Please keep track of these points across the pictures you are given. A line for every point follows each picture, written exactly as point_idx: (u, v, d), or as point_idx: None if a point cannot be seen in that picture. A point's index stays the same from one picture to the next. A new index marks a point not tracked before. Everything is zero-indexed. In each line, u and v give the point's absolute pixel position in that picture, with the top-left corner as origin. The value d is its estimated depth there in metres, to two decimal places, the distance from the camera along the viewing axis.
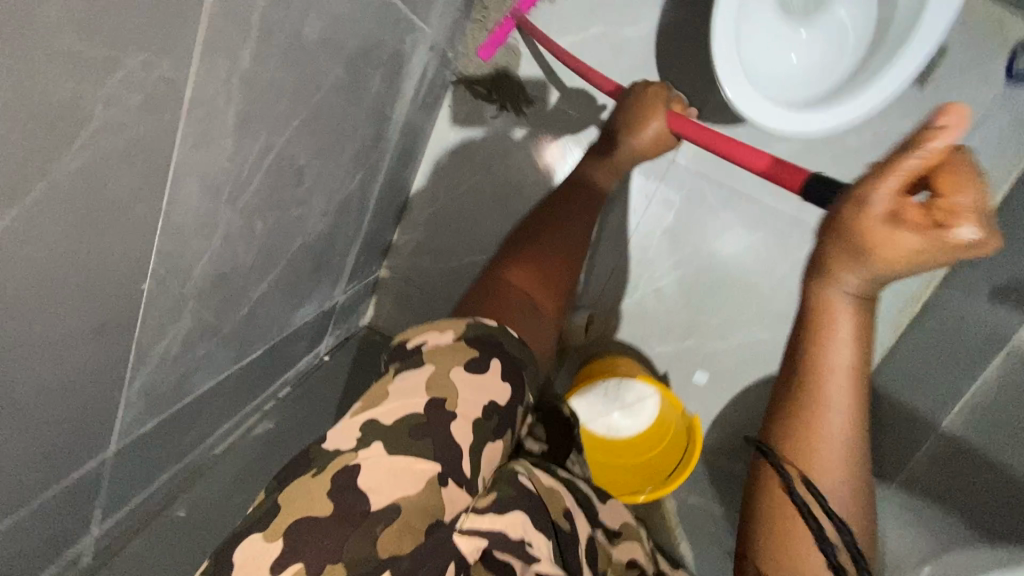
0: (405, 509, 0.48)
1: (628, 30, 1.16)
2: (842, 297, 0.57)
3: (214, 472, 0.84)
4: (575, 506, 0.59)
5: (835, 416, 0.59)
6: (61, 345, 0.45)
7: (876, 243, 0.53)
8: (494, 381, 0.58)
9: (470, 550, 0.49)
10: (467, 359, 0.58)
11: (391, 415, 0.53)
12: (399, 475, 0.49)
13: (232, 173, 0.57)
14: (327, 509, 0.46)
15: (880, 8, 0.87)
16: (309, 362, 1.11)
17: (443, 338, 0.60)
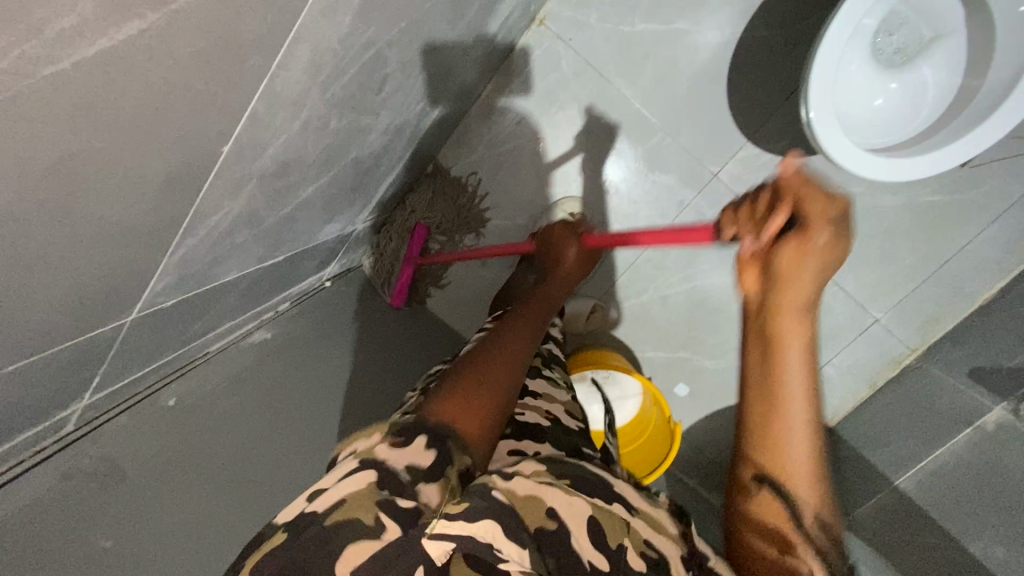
0: (348, 500, 0.43)
1: (710, 33, 1.14)
2: (792, 325, 0.53)
3: (206, 373, 0.79)
4: (557, 497, 0.50)
5: (795, 429, 0.51)
6: (135, 187, 0.40)
7: (789, 270, 0.54)
8: (420, 443, 0.49)
9: (440, 555, 0.43)
10: (391, 438, 0.49)
11: (331, 476, 0.46)
12: (340, 495, 0.43)
13: (336, 56, 0.53)
14: (279, 545, 0.41)
15: (966, 80, 0.90)
16: (312, 284, 1.07)
17: (365, 437, 0.50)
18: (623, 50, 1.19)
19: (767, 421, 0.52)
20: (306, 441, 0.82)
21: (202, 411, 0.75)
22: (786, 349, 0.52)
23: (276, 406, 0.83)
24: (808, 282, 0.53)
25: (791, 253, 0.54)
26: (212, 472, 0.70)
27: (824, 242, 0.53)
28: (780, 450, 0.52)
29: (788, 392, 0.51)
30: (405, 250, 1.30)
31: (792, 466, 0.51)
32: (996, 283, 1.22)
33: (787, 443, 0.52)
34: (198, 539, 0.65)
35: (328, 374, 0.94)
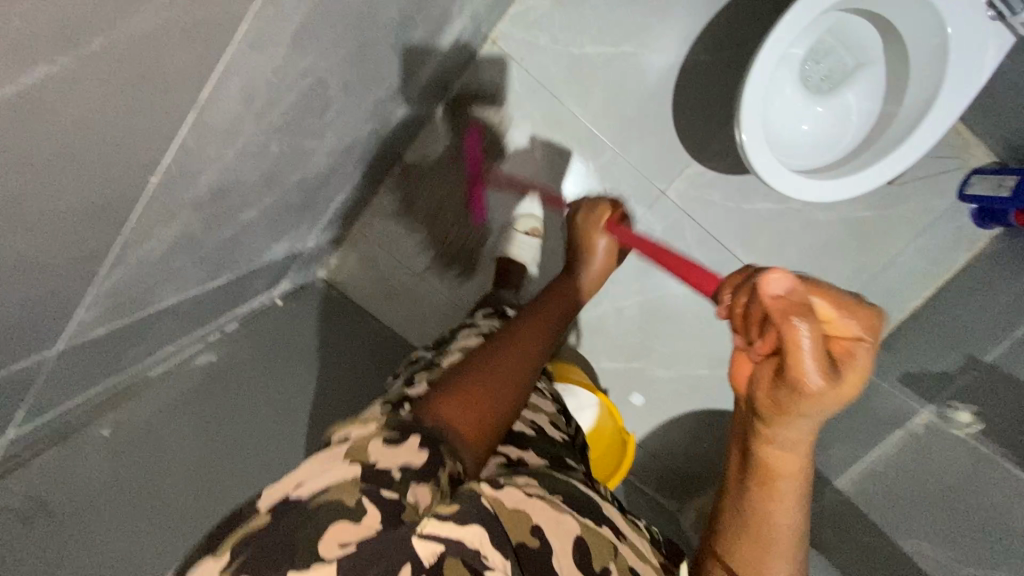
0: (333, 488, 0.44)
1: (655, 57, 1.19)
2: (775, 456, 0.49)
3: (143, 398, 0.77)
4: (545, 516, 0.52)
5: (773, 541, 0.51)
6: (54, 222, 0.40)
7: (778, 414, 0.47)
8: (413, 443, 0.51)
9: (429, 555, 0.43)
10: (388, 435, 0.50)
11: (323, 460, 0.47)
12: (330, 478, 0.45)
13: (272, 86, 0.53)
14: (264, 524, 0.42)
15: (885, 104, 0.96)
16: (261, 303, 1.05)
17: (364, 429, 0.51)
18: (573, 70, 1.22)
19: (742, 535, 0.52)
20: (254, 462, 0.82)
21: (138, 438, 0.73)
22: (770, 476, 0.50)
23: (220, 427, 0.82)
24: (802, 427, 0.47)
25: (776, 395, 0.46)
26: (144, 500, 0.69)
27: (826, 387, 0.43)
28: (753, 559, 0.52)
29: (767, 511, 0.51)
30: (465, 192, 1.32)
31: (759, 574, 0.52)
32: (921, 292, 1.31)
33: (760, 560, 0.52)
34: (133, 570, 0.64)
35: (275, 391, 0.93)
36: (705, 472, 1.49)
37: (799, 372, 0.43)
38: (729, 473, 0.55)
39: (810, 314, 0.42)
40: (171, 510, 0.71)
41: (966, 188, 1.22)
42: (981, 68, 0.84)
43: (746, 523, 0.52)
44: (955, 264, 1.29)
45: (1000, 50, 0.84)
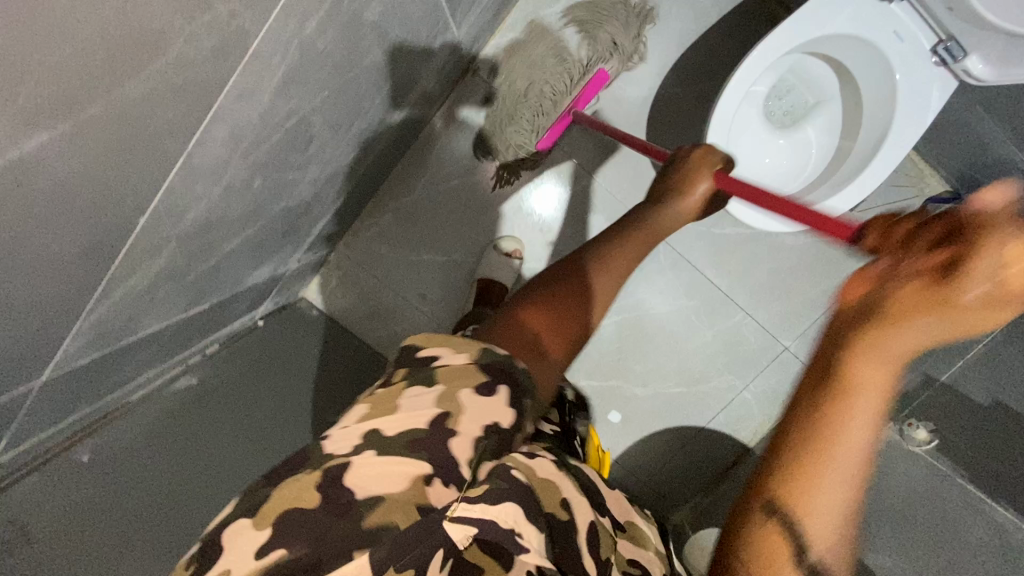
0: (388, 500, 0.47)
1: (631, 89, 1.25)
2: (882, 363, 0.44)
3: (123, 424, 0.78)
4: (571, 495, 0.60)
5: (847, 465, 0.43)
6: (47, 264, 0.42)
7: (914, 312, 0.44)
8: (499, 405, 0.55)
9: (462, 538, 0.46)
10: (478, 383, 0.56)
11: (392, 424, 0.51)
12: (386, 473, 0.48)
13: (257, 128, 0.56)
14: (313, 502, 0.46)
15: (842, 140, 1.02)
16: (244, 324, 1.07)
17: (455, 359, 0.57)
18: None
19: (813, 445, 0.43)
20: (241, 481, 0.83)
21: (117, 463, 0.74)
22: (868, 385, 0.43)
23: (204, 449, 0.83)
24: (933, 337, 0.44)
25: (929, 295, 0.44)
26: (126, 522, 0.70)
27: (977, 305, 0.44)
28: (804, 487, 0.43)
29: (855, 422, 0.43)
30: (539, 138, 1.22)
31: (812, 507, 0.43)
32: None
33: (814, 492, 0.43)
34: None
35: (259, 409, 0.95)
36: (684, 488, 1.50)
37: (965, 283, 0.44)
38: (801, 385, 0.47)
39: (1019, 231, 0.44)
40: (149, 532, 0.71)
41: None
42: (928, 108, 0.88)
43: (826, 434, 0.43)
44: None
45: (944, 92, 0.88)
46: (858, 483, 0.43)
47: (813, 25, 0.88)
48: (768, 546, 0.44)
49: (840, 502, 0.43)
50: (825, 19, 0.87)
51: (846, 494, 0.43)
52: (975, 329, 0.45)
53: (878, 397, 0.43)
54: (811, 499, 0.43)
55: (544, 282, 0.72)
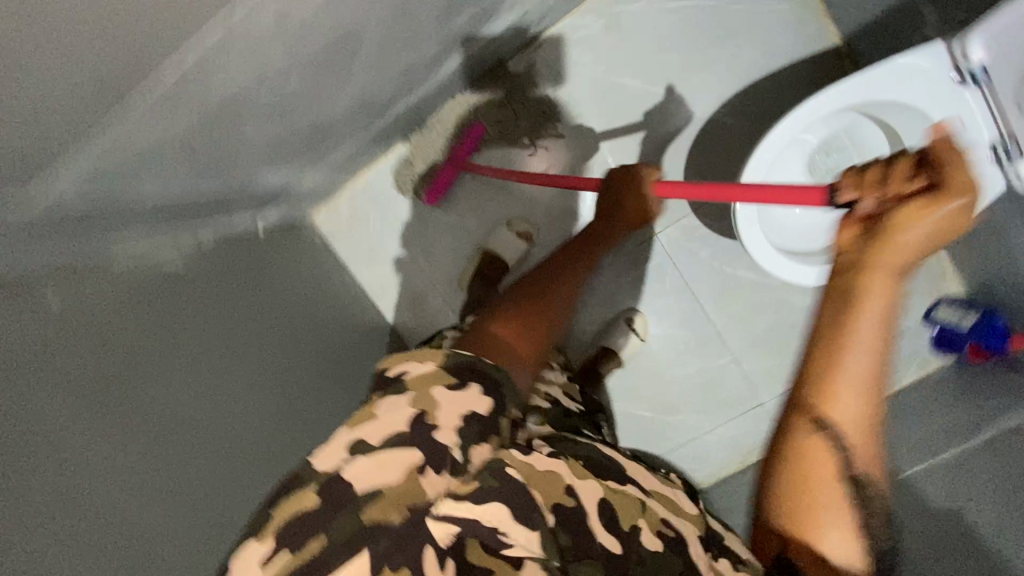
0: (385, 492, 0.46)
1: (685, 107, 1.23)
2: (886, 276, 0.54)
3: (145, 326, 0.76)
4: (575, 478, 0.59)
5: (865, 363, 0.52)
6: (46, 52, 0.41)
7: (897, 232, 0.56)
8: (473, 396, 0.54)
9: (442, 535, 0.46)
10: (450, 381, 0.54)
11: (375, 434, 0.49)
12: (377, 470, 0.47)
13: (305, 19, 0.55)
14: (313, 505, 0.45)
15: None
16: (246, 225, 1.08)
17: (421, 365, 0.54)
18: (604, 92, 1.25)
19: (836, 354, 0.53)
20: (280, 421, 0.93)
21: (157, 380, 0.74)
22: (875, 296, 0.53)
23: (232, 378, 0.87)
24: (916, 250, 0.56)
25: (904, 213, 0.56)
26: (179, 431, 0.74)
27: (948, 210, 0.55)
28: (833, 402, 0.53)
29: (867, 331, 0.52)
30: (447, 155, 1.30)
31: (844, 418, 0.52)
32: None
33: (840, 408, 0.52)
34: (211, 517, 0.74)
35: (260, 324, 0.99)
36: None
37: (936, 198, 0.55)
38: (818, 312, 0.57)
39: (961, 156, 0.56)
40: (105, 402, 0.66)
41: (931, 313, 1.31)
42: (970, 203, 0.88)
43: (844, 345, 0.53)
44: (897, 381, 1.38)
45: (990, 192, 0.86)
46: (876, 379, 0.53)
47: (883, 86, 0.87)
48: (816, 441, 0.53)
49: (862, 411, 0.53)
50: (894, 84, 0.87)
51: (867, 384, 0.52)
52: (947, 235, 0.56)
53: (883, 302, 0.53)
54: (836, 396, 0.53)
55: (512, 297, 0.71)
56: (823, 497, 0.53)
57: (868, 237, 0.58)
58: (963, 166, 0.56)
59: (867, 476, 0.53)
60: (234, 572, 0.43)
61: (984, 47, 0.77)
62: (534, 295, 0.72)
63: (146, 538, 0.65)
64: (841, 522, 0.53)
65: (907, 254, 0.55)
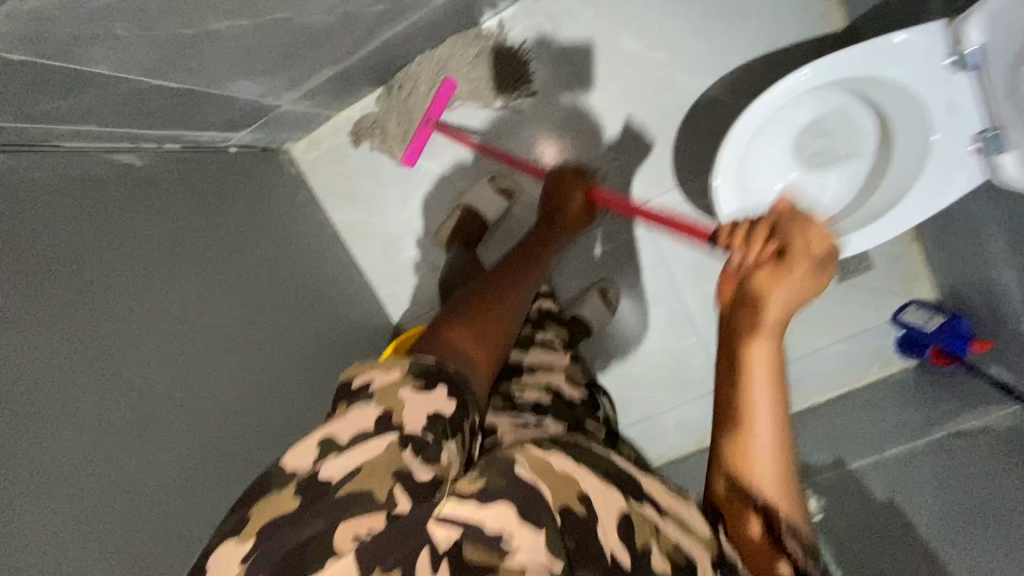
0: (365, 468, 0.52)
1: (680, 79, 1.22)
2: (767, 333, 0.60)
3: (89, 220, 0.77)
4: (593, 486, 0.55)
5: (762, 417, 0.58)
6: None
7: (765, 293, 0.62)
8: (439, 399, 0.60)
9: (443, 540, 0.47)
10: (415, 384, 0.60)
11: (344, 432, 0.55)
12: (352, 468, 0.52)
13: None
14: (288, 508, 0.50)
15: (856, 198, 1.00)
16: (212, 140, 1.06)
17: (389, 373, 0.61)
18: (601, 54, 1.22)
19: (738, 412, 0.59)
20: (228, 336, 0.92)
21: (103, 279, 0.77)
22: (758, 355, 0.59)
23: (187, 288, 0.89)
24: (788, 306, 0.62)
25: (771, 274, 0.63)
26: (125, 326, 0.77)
27: (805, 268, 0.63)
28: (746, 453, 0.58)
29: (756, 388, 0.58)
30: (422, 112, 1.23)
31: (756, 464, 0.57)
32: (835, 391, 1.41)
33: (751, 428, 0.58)
34: (158, 414, 0.77)
35: (218, 248, 0.99)
36: None
37: (793, 257, 0.63)
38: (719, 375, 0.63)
39: (804, 218, 0.66)
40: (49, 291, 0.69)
41: (899, 313, 1.30)
42: (944, 196, 0.87)
43: (739, 400, 0.59)
44: (857, 381, 1.39)
45: (967, 185, 0.87)
46: (776, 425, 0.58)
47: (880, 62, 0.85)
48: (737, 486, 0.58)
49: (772, 454, 0.58)
50: (891, 61, 0.84)
51: (770, 430, 0.58)
52: (813, 287, 0.64)
53: (767, 359, 0.59)
54: (747, 448, 0.58)
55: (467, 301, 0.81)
56: (751, 531, 0.57)
57: (740, 299, 0.64)
58: (809, 223, 0.65)
59: (787, 509, 0.57)
60: (216, 572, 0.48)
61: (981, 27, 0.76)
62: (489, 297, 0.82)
63: (70, 418, 0.67)
64: (771, 554, 0.56)
65: (781, 312, 0.62)
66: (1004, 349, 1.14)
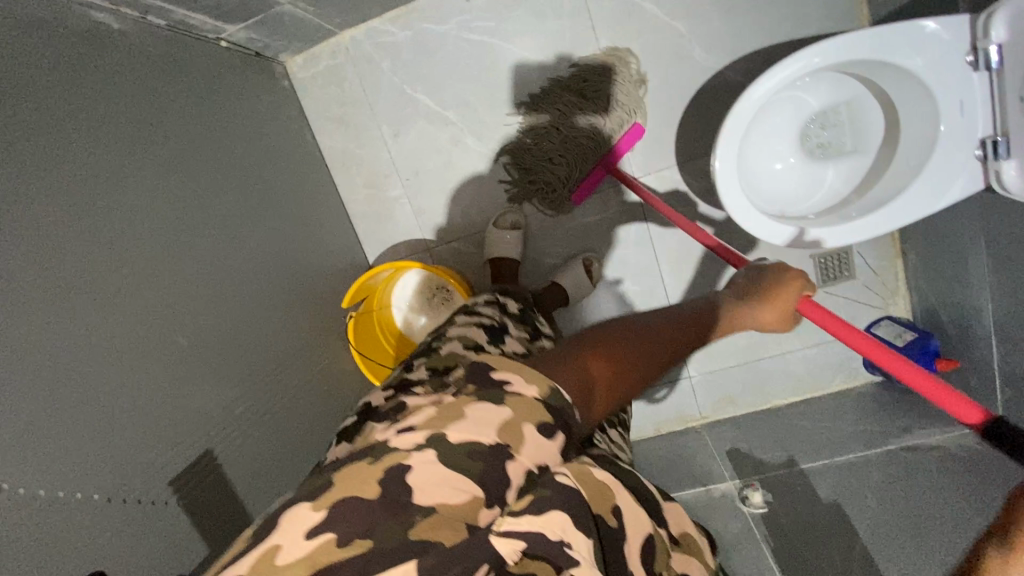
0: (447, 506, 0.45)
1: (699, 54, 1.19)
2: None
3: (55, 58, 0.70)
4: (625, 503, 0.56)
5: None
6: None
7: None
8: (552, 448, 0.52)
9: (511, 552, 0.44)
10: (540, 421, 0.52)
11: (459, 433, 0.49)
12: (446, 485, 0.46)
13: None
14: (373, 494, 0.44)
15: (852, 191, 0.99)
16: (201, 24, 1.00)
17: (526, 387, 0.55)
18: (624, 15, 1.18)
19: None
20: (194, 219, 0.86)
21: (72, 128, 0.70)
22: None
23: (158, 164, 0.82)
24: None
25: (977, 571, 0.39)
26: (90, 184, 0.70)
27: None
28: None
29: None
30: (596, 160, 1.22)
31: None
32: (797, 394, 1.41)
33: None
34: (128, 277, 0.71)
35: (195, 133, 0.93)
36: None
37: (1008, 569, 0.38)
38: None
39: None
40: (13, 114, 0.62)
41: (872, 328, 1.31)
42: (941, 195, 0.87)
43: None
44: (822, 387, 1.40)
45: (963, 190, 0.87)
46: None
47: (898, 50, 0.83)
48: None
49: None
50: (909, 49, 0.82)
51: None
52: None
53: None
54: None
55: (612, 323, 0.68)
56: None
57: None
58: None
59: None
60: (282, 531, 0.43)
61: (1007, 25, 0.74)
62: (635, 328, 0.68)
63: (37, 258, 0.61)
64: None
65: None
66: (966, 370, 1.15)
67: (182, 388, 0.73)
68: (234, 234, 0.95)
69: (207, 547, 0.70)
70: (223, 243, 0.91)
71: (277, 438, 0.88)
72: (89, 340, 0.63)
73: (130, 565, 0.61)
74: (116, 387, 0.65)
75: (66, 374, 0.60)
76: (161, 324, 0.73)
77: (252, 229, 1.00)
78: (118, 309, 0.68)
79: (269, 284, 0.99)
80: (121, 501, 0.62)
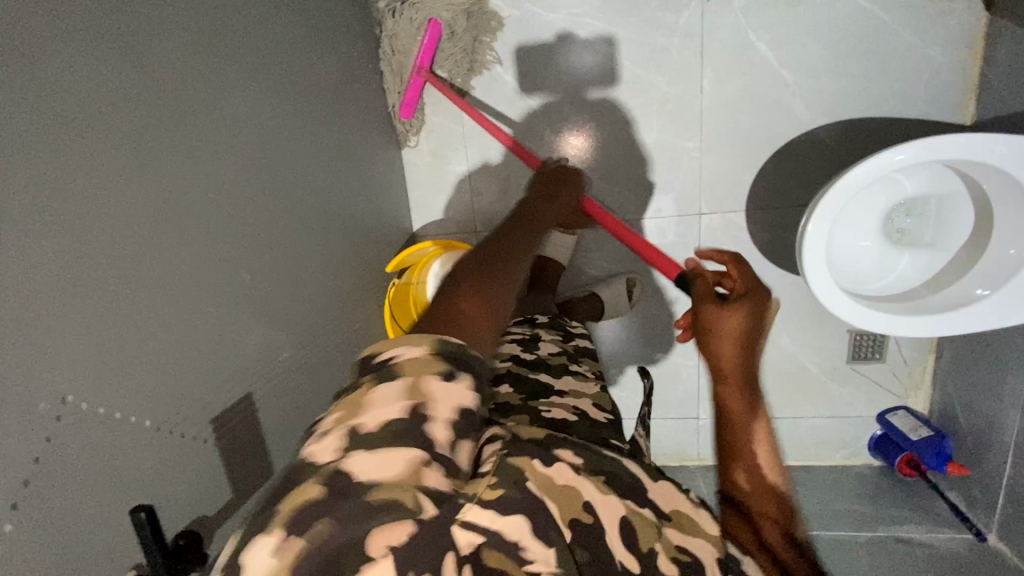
0: (390, 485, 0.40)
1: (795, 107, 1.17)
2: None
3: None
4: (593, 497, 0.54)
5: None
6: None
7: None
8: (464, 391, 0.45)
9: (467, 544, 0.43)
10: (441, 368, 0.45)
11: (371, 418, 0.42)
12: (380, 457, 0.41)
13: None
14: (316, 496, 0.39)
15: (926, 284, 0.99)
16: None
17: (411, 349, 0.46)
18: (734, 49, 1.15)
19: None
20: (272, 154, 0.82)
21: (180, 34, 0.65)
22: None
23: (250, 88, 0.78)
24: None
25: None
26: (188, 97, 0.66)
27: None
28: None
29: None
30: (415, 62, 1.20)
31: None
32: (798, 458, 1.41)
33: None
34: (208, 203, 0.68)
35: (285, 63, 0.88)
36: None
37: None
38: None
39: None
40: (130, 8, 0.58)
41: (888, 413, 1.32)
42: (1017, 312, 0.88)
43: None
44: (826, 458, 1.40)
45: None
46: None
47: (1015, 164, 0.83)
48: None
49: None
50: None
51: None
52: None
53: None
54: None
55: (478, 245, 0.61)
56: None
57: None
58: None
59: None
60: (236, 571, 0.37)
61: None
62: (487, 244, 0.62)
63: (132, 167, 0.58)
64: None
65: None
66: (972, 485, 1.19)
67: (234, 327, 0.71)
68: (303, 177, 0.91)
69: (228, 492, 0.68)
70: (293, 185, 0.87)
71: (303, 392, 0.85)
72: (163, 264, 0.61)
73: (162, 496, 0.59)
74: (178, 313, 0.62)
75: (138, 291, 0.57)
76: (227, 261, 0.71)
77: (321, 175, 0.97)
78: (192, 233, 0.65)
79: (325, 235, 0.96)
80: (165, 433, 0.60)
